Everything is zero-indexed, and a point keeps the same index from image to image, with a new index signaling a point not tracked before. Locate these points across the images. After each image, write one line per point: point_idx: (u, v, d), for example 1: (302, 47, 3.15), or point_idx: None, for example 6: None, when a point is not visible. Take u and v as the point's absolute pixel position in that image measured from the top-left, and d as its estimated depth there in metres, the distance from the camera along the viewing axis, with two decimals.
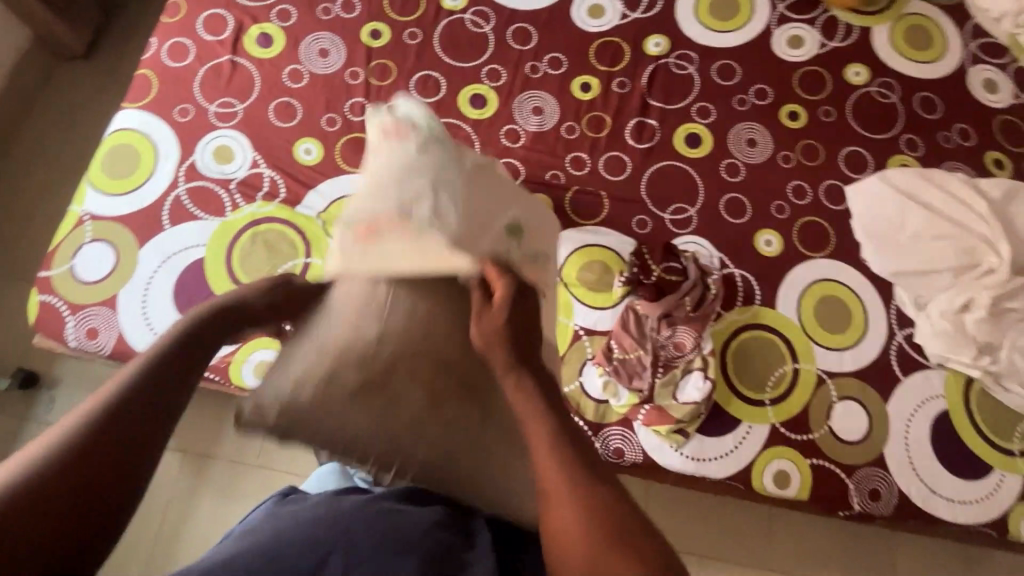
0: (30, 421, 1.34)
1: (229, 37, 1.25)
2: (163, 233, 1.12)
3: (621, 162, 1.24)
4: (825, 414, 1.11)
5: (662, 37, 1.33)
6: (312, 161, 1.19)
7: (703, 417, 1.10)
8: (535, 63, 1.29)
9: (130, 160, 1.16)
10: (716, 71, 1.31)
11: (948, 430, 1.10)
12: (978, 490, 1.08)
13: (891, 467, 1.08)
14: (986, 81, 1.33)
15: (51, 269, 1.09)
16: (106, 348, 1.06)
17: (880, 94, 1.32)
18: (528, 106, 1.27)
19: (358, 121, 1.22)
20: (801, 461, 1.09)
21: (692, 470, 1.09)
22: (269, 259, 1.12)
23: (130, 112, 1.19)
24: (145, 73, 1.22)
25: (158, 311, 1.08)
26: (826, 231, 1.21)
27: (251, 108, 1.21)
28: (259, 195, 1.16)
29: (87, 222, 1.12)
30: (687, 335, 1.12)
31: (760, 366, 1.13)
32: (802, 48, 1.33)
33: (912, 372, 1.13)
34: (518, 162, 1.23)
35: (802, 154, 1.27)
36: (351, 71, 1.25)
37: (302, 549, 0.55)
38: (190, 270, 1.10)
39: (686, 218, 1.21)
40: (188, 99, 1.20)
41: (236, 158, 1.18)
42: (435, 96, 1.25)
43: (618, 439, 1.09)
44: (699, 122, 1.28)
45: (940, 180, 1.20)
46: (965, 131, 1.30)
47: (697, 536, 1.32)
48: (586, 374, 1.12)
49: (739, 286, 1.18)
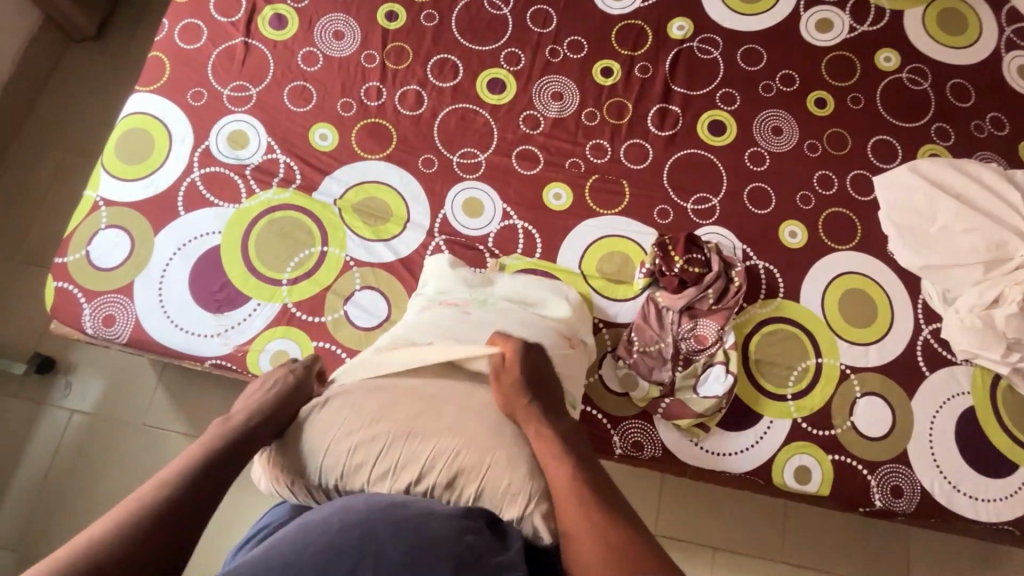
0: (45, 406, 1.35)
1: (242, 19, 1.22)
2: (179, 219, 1.11)
3: (642, 150, 1.21)
4: (848, 410, 1.09)
5: (686, 20, 1.29)
6: (328, 147, 1.17)
7: (723, 412, 1.08)
8: (555, 47, 1.26)
9: (143, 145, 1.14)
10: (742, 55, 1.27)
11: (973, 428, 1.08)
12: (1004, 487, 1.06)
13: (913, 464, 1.07)
14: (1021, 67, 1.28)
15: (67, 256, 1.08)
16: (122, 335, 1.05)
17: (912, 80, 1.27)
18: (548, 91, 1.23)
19: (373, 107, 1.19)
20: (823, 457, 1.07)
21: (711, 464, 1.08)
22: (285, 246, 1.10)
23: (143, 96, 1.17)
24: (157, 55, 1.20)
25: (175, 299, 1.07)
26: (852, 223, 1.19)
27: (265, 92, 1.18)
28: (274, 181, 1.14)
29: (101, 208, 1.11)
30: (708, 328, 1.10)
31: (783, 360, 1.11)
32: (832, 32, 1.29)
33: (938, 368, 1.11)
34: (536, 150, 1.20)
35: (829, 143, 1.23)
36: (366, 55, 1.22)
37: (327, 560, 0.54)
38: (206, 258, 1.09)
39: (709, 209, 1.18)
40: (201, 82, 1.18)
41: (251, 144, 1.16)
42: (452, 81, 1.22)
43: (637, 432, 1.08)
44: (723, 109, 1.24)
45: (973, 171, 1.16)
46: (998, 119, 1.25)
47: (713, 529, 1.32)
48: (605, 367, 1.10)
49: (762, 278, 1.15)
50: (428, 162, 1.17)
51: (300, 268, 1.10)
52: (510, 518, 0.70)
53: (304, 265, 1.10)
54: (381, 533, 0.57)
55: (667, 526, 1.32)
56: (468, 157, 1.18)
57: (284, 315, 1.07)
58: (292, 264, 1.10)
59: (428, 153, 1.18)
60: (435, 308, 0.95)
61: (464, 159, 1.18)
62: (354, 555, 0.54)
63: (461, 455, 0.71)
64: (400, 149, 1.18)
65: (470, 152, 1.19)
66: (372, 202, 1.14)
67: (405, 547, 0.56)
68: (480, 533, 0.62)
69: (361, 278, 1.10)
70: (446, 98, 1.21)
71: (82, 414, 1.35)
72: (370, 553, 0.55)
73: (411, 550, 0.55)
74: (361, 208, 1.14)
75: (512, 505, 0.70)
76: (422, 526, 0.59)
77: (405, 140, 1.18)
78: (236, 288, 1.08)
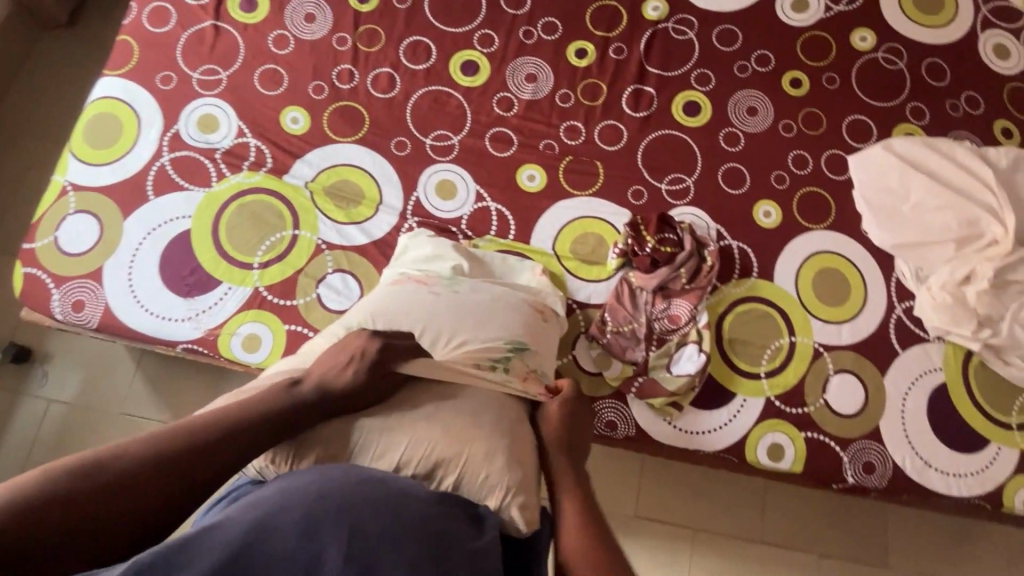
0: (22, 395, 1.34)
1: (211, 1, 1.21)
2: (149, 203, 1.10)
3: (617, 132, 1.21)
4: (821, 388, 1.10)
5: (661, 1, 1.28)
6: (299, 131, 1.16)
7: (696, 391, 1.09)
8: (529, 28, 1.25)
9: (112, 129, 1.13)
10: (717, 36, 1.27)
11: (945, 404, 1.09)
12: (975, 463, 1.07)
13: (886, 440, 1.07)
14: (997, 46, 1.28)
15: (35, 242, 1.07)
16: (92, 321, 1.05)
17: (887, 60, 1.27)
18: (522, 73, 1.23)
19: (346, 89, 1.19)
20: (796, 434, 1.08)
21: (685, 443, 1.08)
22: (257, 230, 1.10)
23: (111, 80, 1.16)
24: (125, 38, 1.18)
25: (146, 283, 1.06)
26: (827, 202, 1.19)
27: (235, 75, 1.17)
28: (245, 165, 1.13)
29: (70, 193, 1.10)
30: (682, 308, 1.10)
31: (757, 339, 1.11)
32: (807, 12, 1.29)
33: (911, 345, 1.11)
34: (510, 132, 1.19)
35: (804, 123, 1.23)
36: (338, 37, 1.21)
37: (302, 534, 0.53)
38: (176, 241, 1.08)
39: (683, 189, 1.18)
40: (170, 66, 1.17)
41: (221, 127, 1.15)
42: (425, 63, 1.22)
43: (611, 412, 1.08)
44: (698, 90, 1.24)
45: (947, 149, 1.16)
46: (974, 98, 1.25)
47: (695, 510, 1.33)
48: (579, 347, 1.10)
49: (736, 258, 1.15)
50: (401, 144, 1.17)
51: (272, 251, 1.09)
52: (489, 508, 0.70)
53: (276, 249, 1.09)
54: (360, 510, 0.56)
55: (647, 507, 1.32)
56: (441, 139, 1.18)
57: (256, 299, 1.07)
58: (264, 247, 1.09)
59: (401, 135, 1.17)
60: (409, 281, 0.95)
61: (438, 142, 1.17)
62: (329, 531, 0.53)
63: (440, 446, 0.72)
64: (373, 132, 1.17)
65: (443, 135, 1.18)
66: (345, 185, 1.14)
67: (383, 528, 0.55)
68: (457, 520, 0.62)
69: (333, 262, 1.10)
70: (419, 80, 1.21)
71: (59, 403, 1.34)
72: (346, 530, 0.54)
73: (387, 534, 0.55)
74: (333, 192, 1.13)
75: (490, 494, 0.71)
76: (400, 509, 0.58)
77: (378, 122, 1.17)
78: (207, 271, 1.07)
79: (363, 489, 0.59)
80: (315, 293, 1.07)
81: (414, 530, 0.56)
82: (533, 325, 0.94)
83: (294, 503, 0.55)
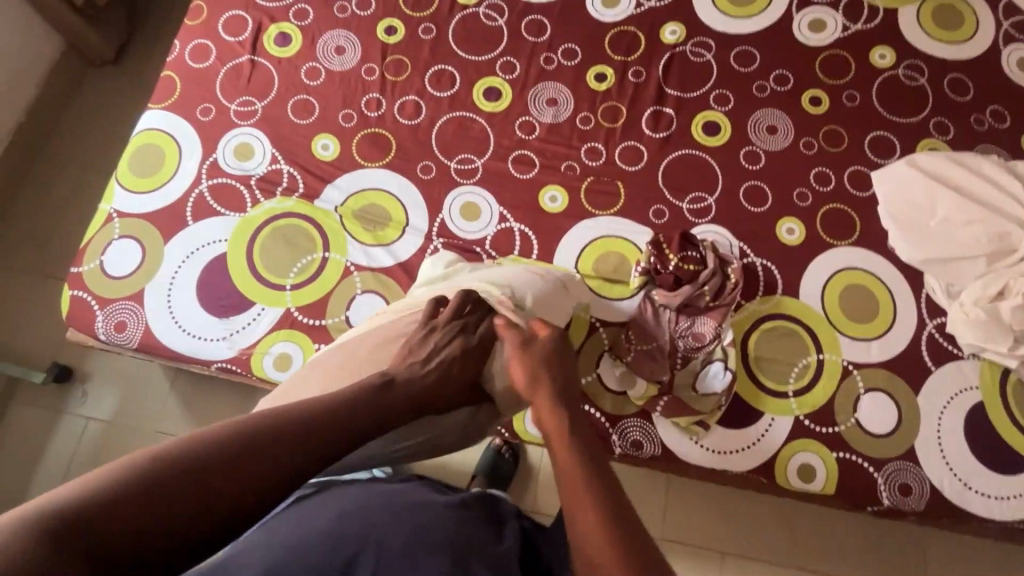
0: (63, 413, 1.39)
1: (249, 38, 1.28)
2: (188, 228, 1.15)
3: (637, 152, 1.23)
4: (852, 406, 1.08)
5: (678, 25, 1.31)
6: (330, 157, 1.21)
7: (723, 410, 1.08)
8: (549, 54, 1.29)
9: (154, 159, 1.19)
10: (734, 57, 1.29)
11: (983, 423, 1.06)
12: (1018, 484, 1.03)
13: (921, 460, 1.05)
14: (1020, 60, 1.28)
15: (82, 266, 1.13)
16: (133, 340, 1.09)
17: (908, 76, 1.27)
18: (543, 97, 1.26)
19: (374, 117, 1.23)
20: (827, 454, 1.06)
21: (712, 462, 1.07)
22: (289, 253, 1.14)
23: (155, 112, 1.22)
24: (169, 74, 1.26)
25: (184, 305, 1.11)
26: (851, 218, 1.18)
27: (270, 106, 1.23)
28: (279, 191, 1.18)
29: (115, 219, 1.16)
30: (706, 326, 1.11)
31: (784, 356, 1.10)
32: (824, 32, 1.30)
33: (944, 362, 1.09)
34: (532, 154, 1.22)
35: (825, 140, 1.23)
36: (367, 68, 1.27)
37: (325, 548, 0.58)
38: (212, 265, 1.13)
39: (704, 207, 1.19)
40: (210, 98, 1.23)
41: (256, 155, 1.20)
42: (450, 90, 1.26)
43: (636, 430, 1.08)
44: (717, 110, 1.25)
45: (973, 163, 1.16)
46: (999, 112, 1.24)
47: (722, 533, 1.30)
48: (603, 366, 1.10)
49: (760, 275, 1.15)
50: (427, 168, 1.20)
51: (303, 273, 1.13)
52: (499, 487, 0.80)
53: (307, 271, 1.13)
54: (378, 522, 0.62)
55: (674, 529, 1.30)
56: (465, 163, 1.21)
57: (288, 319, 1.10)
58: (295, 269, 1.13)
59: (426, 160, 1.21)
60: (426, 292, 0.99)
61: (462, 165, 1.21)
62: (352, 541, 0.59)
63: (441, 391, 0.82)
64: (400, 157, 1.21)
65: (467, 158, 1.21)
66: (372, 208, 1.17)
67: (402, 536, 0.60)
68: (477, 522, 0.67)
69: (361, 283, 1.13)
70: (444, 107, 1.25)
71: (98, 421, 1.39)
72: (366, 543, 0.59)
73: (406, 543, 0.59)
74: (362, 215, 1.17)
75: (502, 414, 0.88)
76: (416, 516, 0.64)
77: (405, 148, 1.22)
78: (242, 293, 1.11)
79: (382, 503, 0.65)
80: (344, 313, 1.10)
81: (432, 536, 0.61)
82: (544, 287, 0.98)
83: (320, 518, 0.62)
